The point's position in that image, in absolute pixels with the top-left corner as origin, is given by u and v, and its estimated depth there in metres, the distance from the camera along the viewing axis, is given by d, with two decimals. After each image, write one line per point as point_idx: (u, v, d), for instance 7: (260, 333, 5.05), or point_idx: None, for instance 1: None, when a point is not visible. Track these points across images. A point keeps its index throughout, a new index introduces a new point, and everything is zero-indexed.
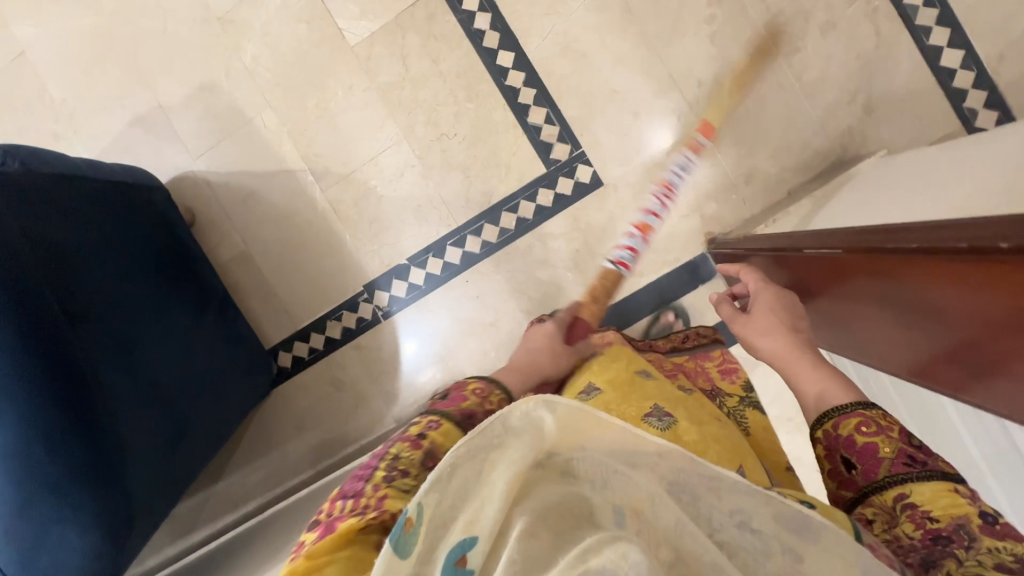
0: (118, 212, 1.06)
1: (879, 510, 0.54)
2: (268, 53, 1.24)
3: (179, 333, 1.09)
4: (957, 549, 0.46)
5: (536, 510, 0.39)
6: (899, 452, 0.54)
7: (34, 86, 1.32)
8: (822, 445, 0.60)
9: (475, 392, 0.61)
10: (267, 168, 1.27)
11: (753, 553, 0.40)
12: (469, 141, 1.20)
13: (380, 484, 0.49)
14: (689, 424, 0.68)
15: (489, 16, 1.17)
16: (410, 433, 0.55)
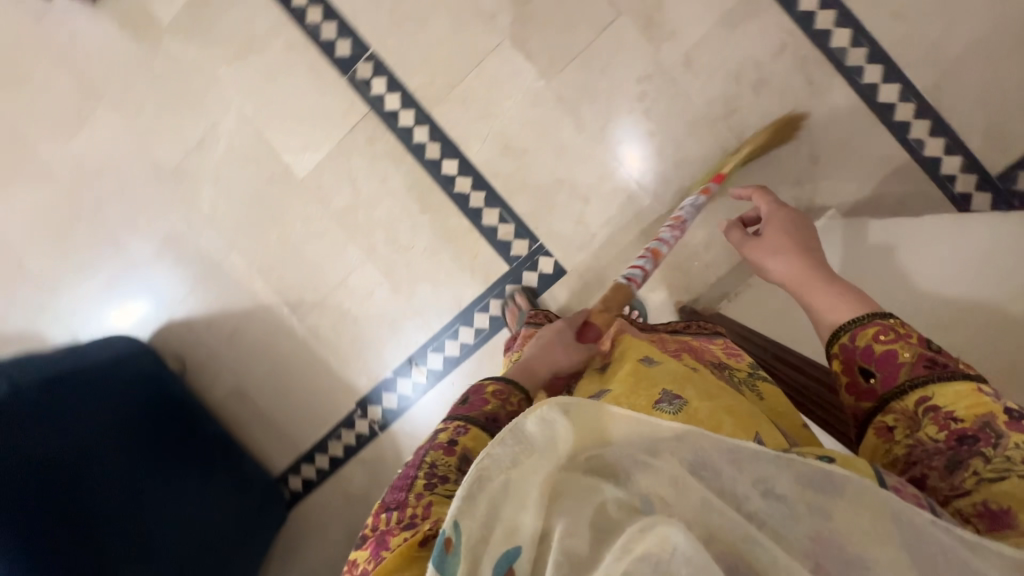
0: (109, 388, 1.12)
1: (899, 416, 0.51)
2: (224, 197, 1.27)
3: (184, 497, 1.15)
4: (984, 448, 0.45)
5: (570, 510, 0.38)
6: (921, 356, 0.51)
7: (11, 263, 1.37)
8: (839, 361, 0.56)
9: (496, 394, 0.59)
10: (244, 306, 1.31)
11: (780, 516, 0.39)
12: (431, 250, 1.22)
13: (424, 493, 0.48)
14: (703, 402, 0.54)
15: (428, 128, 1.19)
16: (440, 439, 0.54)
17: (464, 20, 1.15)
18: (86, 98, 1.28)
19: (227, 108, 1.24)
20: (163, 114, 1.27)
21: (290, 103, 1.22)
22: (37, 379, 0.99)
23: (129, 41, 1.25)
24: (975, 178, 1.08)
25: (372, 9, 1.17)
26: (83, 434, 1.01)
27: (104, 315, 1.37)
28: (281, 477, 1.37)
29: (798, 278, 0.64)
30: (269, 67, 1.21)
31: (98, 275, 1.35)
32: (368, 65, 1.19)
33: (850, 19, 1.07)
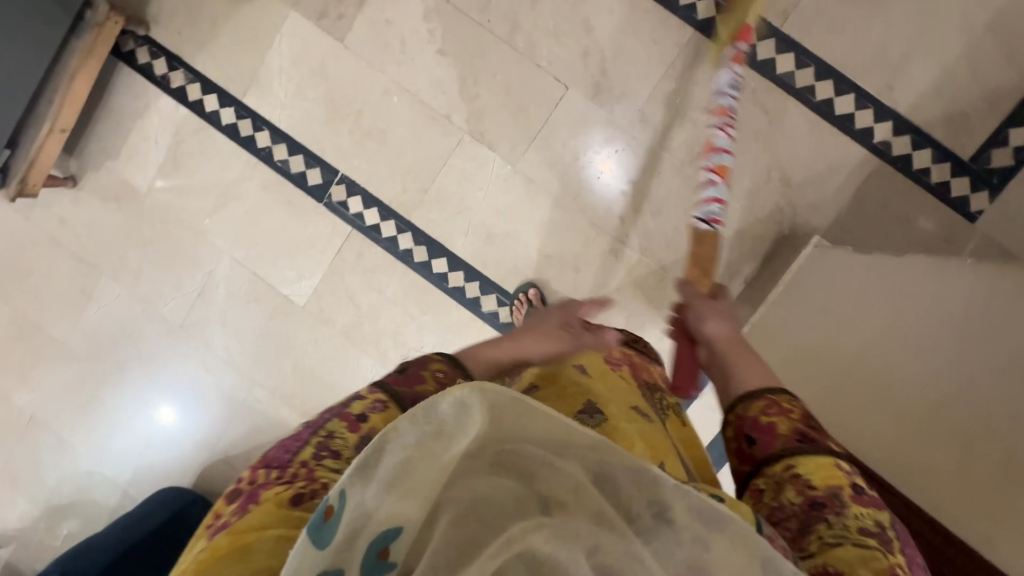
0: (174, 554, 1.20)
1: (769, 481, 0.51)
2: (235, 338, 1.32)
3: None
4: (829, 515, 0.47)
5: (462, 504, 0.37)
6: (796, 430, 0.53)
7: (52, 440, 1.43)
8: (730, 427, 0.57)
9: (438, 373, 0.51)
10: (278, 435, 1.35)
11: (668, 540, 0.39)
12: (439, 346, 1.25)
13: (309, 459, 0.41)
14: (624, 420, 0.58)
15: (410, 234, 1.23)
16: (349, 410, 0.45)
17: (423, 127, 1.19)
18: (87, 275, 1.35)
19: (220, 255, 1.29)
20: (162, 273, 1.32)
21: (277, 238, 1.27)
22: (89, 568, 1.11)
23: (115, 214, 1.31)
24: (949, 165, 1.08)
25: (333, 135, 1.22)
26: None
27: (147, 468, 1.42)
28: None
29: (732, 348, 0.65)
30: (250, 210, 1.26)
31: (132, 430, 1.41)
32: (342, 187, 1.23)
33: (790, 43, 1.09)
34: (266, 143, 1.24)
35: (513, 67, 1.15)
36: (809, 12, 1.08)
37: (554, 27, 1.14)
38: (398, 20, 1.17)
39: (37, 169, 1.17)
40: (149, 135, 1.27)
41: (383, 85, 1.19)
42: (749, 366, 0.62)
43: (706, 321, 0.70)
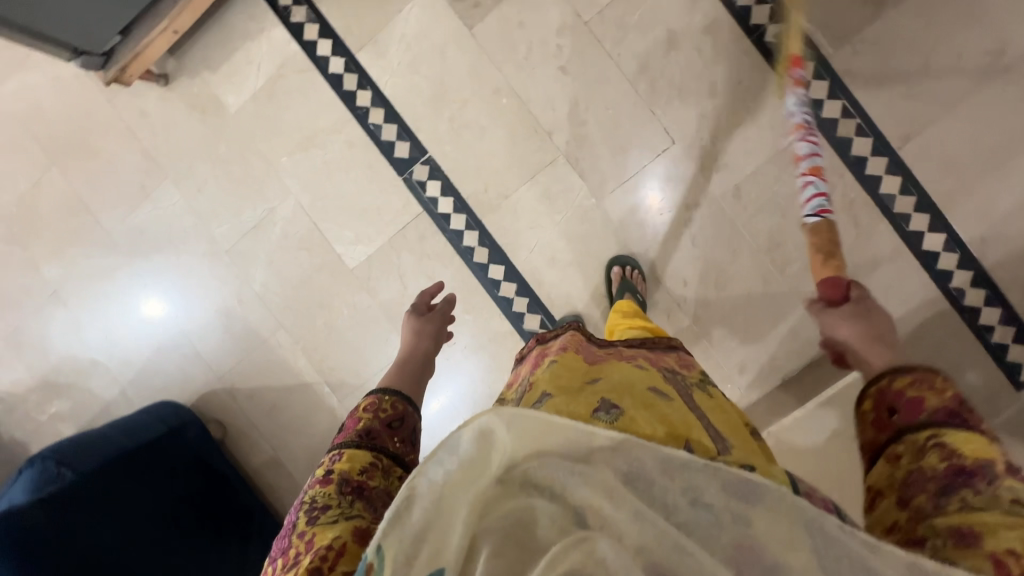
0: (164, 471, 1.19)
1: (908, 447, 0.49)
2: (274, 279, 1.32)
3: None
4: (978, 483, 0.43)
5: (498, 529, 0.39)
6: (947, 404, 0.49)
7: (67, 319, 1.43)
8: (869, 402, 0.55)
9: (367, 410, 0.72)
10: (287, 382, 1.35)
11: (712, 526, 0.41)
12: (471, 347, 1.26)
13: (306, 528, 0.56)
14: (638, 412, 0.57)
15: (477, 233, 1.23)
16: (318, 476, 0.63)
17: (523, 136, 1.19)
18: (152, 173, 1.34)
19: (286, 196, 1.29)
20: (224, 194, 1.31)
21: (346, 197, 1.26)
22: (99, 458, 1.09)
23: (196, 125, 1.30)
24: (1013, 330, 1.09)
25: (433, 116, 1.21)
26: (130, 513, 1.08)
27: (150, 375, 1.42)
28: None
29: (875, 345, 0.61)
30: (329, 161, 1.26)
31: (147, 333, 1.40)
32: (425, 168, 1.23)
33: (901, 167, 1.10)
34: (365, 102, 1.23)
35: (627, 106, 1.15)
36: (929, 144, 1.09)
37: (680, 80, 1.14)
38: (532, 26, 1.16)
39: (139, 62, 1.17)
40: (253, 60, 1.26)
41: (497, 84, 1.18)
42: (876, 365, 0.59)
43: (835, 330, 0.66)
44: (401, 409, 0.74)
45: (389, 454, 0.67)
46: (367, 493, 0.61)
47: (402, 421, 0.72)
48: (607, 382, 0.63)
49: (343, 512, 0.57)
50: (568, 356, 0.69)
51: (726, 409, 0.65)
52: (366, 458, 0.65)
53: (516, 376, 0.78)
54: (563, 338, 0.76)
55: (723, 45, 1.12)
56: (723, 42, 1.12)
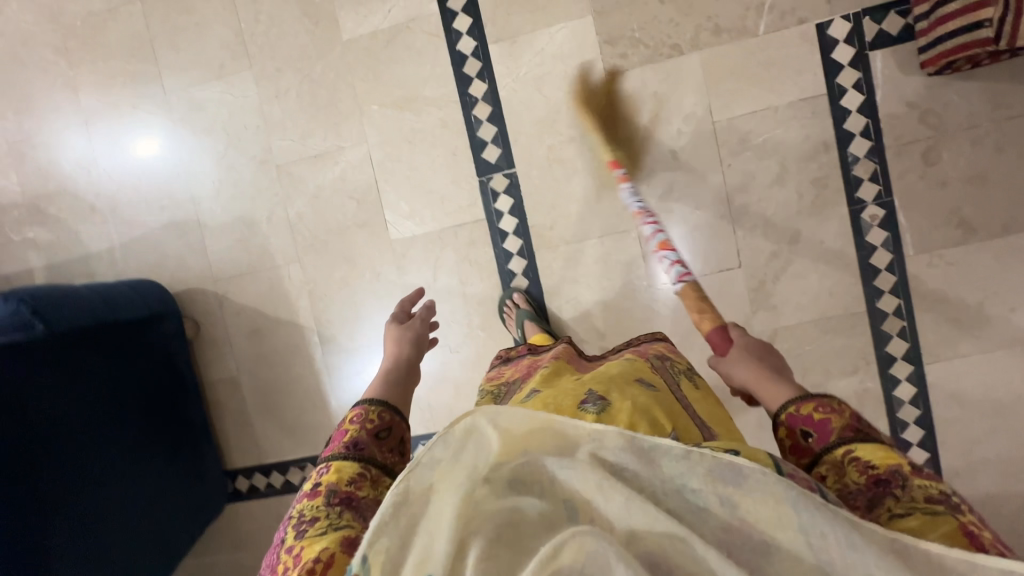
0: (128, 354, 1.15)
1: (830, 467, 0.56)
2: (312, 214, 1.28)
3: (152, 471, 1.16)
4: (894, 489, 0.50)
5: (487, 534, 0.42)
6: (849, 423, 0.57)
7: (86, 155, 1.35)
8: (784, 426, 0.62)
9: (353, 420, 0.72)
10: (279, 315, 1.31)
11: (698, 511, 0.44)
12: (469, 363, 1.26)
13: (294, 542, 0.57)
14: (623, 401, 0.67)
15: (525, 262, 1.22)
16: (306, 489, 0.64)
17: (607, 195, 1.19)
18: (236, 57, 1.26)
19: (360, 143, 1.25)
20: (300, 111, 1.25)
21: (417, 172, 1.23)
22: (72, 319, 1.04)
23: (303, 33, 1.23)
24: None
25: (535, 138, 1.20)
26: (82, 383, 1.05)
27: (144, 247, 1.34)
28: (232, 472, 1.38)
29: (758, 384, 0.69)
30: (416, 130, 1.22)
31: (160, 201, 1.33)
32: (505, 181, 1.21)
33: (920, 381, 1.15)
34: (476, 93, 1.20)
35: (714, 215, 1.17)
36: (952, 372, 1.14)
37: (770, 215, 1.16)
38: (665, 100, 1.15)
39: None
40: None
41: (607, 138, 1.18)
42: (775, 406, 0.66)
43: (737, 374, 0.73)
44: (389, 418, 0.74)
45: (376, 463, 0.68)
46: (355, 505, 0.62)
47: (389, 432, 0.73)
48: (591, 381, 0.74)
49: (332, 524, 0.58)
50: (555, 366, 0.82)
51: (707, 399, 0.79)
52: (353, 469, 0.66)
53: (504, 372, 0.92)
54: (555, 352, 0.91)
55: (824, 202, 1.14)
56: (824, 199, 1.14)
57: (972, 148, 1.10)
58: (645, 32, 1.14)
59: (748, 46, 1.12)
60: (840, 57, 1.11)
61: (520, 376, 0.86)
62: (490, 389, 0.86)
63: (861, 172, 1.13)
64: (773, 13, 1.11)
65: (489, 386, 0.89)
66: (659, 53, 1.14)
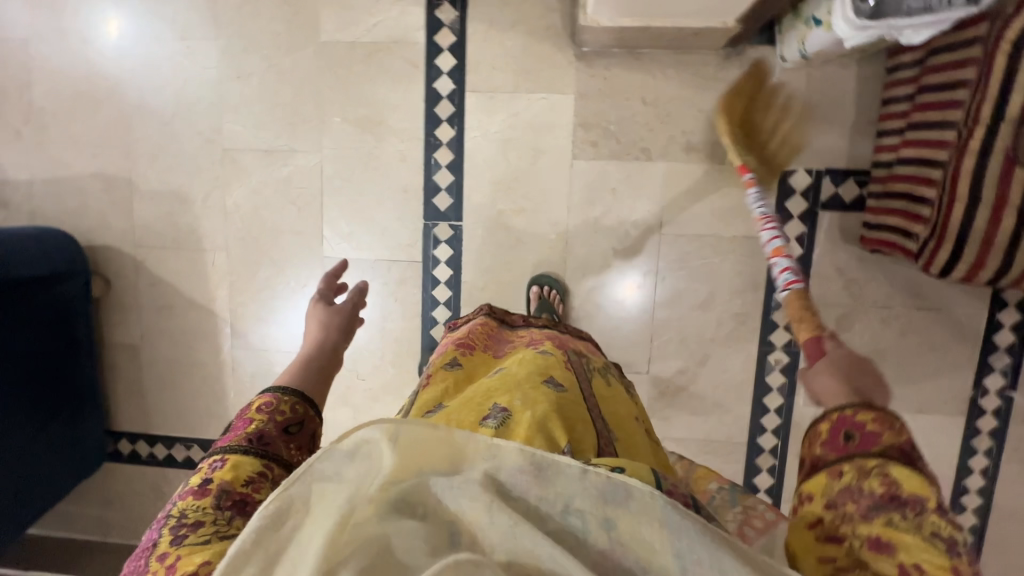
0: (29, 309, 1.13)
1: (853, 470, 0.45)
2: (249, 207, 1.24)
3: (37, 423, 1.17)
4: (907, 512, 0.42)
5: (360, 557, 0.41)
6: (901, 443, 0.46)
7: (19, 77, 1.25)
8: (826, 422, 0.49)
9: (262, 410, 0.61)
10: (196, 298, 1.29)
11: (579, 536, 0.46)
12: (372, 394, 1.27)
13: (168, 551, 0.48)
14: (523, 413, 0.70)
15: (448, 313, 1.23)
16: (192, 484, 0.53)
17: (544, 272, 1.20)
18: (203, 23, 1.18)
19: (314, 151, 1.20)
20: (260, 100, 1.20)
21: (363, 197, 1.21)
22: None
23: (279, 22, 1.16)
24: None
25: (488, 197, 1.18)
26: None
27: (66, 191, 1.28)
28: (116, 434, 1.38)
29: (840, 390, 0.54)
30: (373, 155, 1.19)
31: (94, 149, 1.26)
32: (448, 231, 1.20)
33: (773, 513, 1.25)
34: (441, 136, 1.17)
35: (637, 319, 1.20)
36: None
37: (687, 333, 1.20)
38: (620, 199, 1.16)
39: None
40: (374, 13, 1.14)
41: (557, 219, 1.18)
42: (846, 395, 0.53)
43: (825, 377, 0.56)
44: (307, 414, 0.63)
45: (280, 461, 0.58)
46: (249, 511, 0.53)
47: (304, 426, 0.62)
48: (496, 386, 0.76)
49: (218, 532, 0.49)
50: (465, 365, 0.85)
51: (614, 399, 0.83)
52: (253, 467, 0.55)
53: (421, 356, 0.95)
54: (473, 327, 0.95)
55: (738, 335, 1.19)
56: (740, 332, 1.19)
57: (881, 325, 1.16)
58: (620, 128, 1.14)
59: (711, 172, 1.14)
60: (792, 207, 1.13)
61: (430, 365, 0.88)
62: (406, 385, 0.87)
63: (779, 318, 1.18)
64: (743, 147, 1.13)
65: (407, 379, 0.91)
66: (627, 152, 1.15)
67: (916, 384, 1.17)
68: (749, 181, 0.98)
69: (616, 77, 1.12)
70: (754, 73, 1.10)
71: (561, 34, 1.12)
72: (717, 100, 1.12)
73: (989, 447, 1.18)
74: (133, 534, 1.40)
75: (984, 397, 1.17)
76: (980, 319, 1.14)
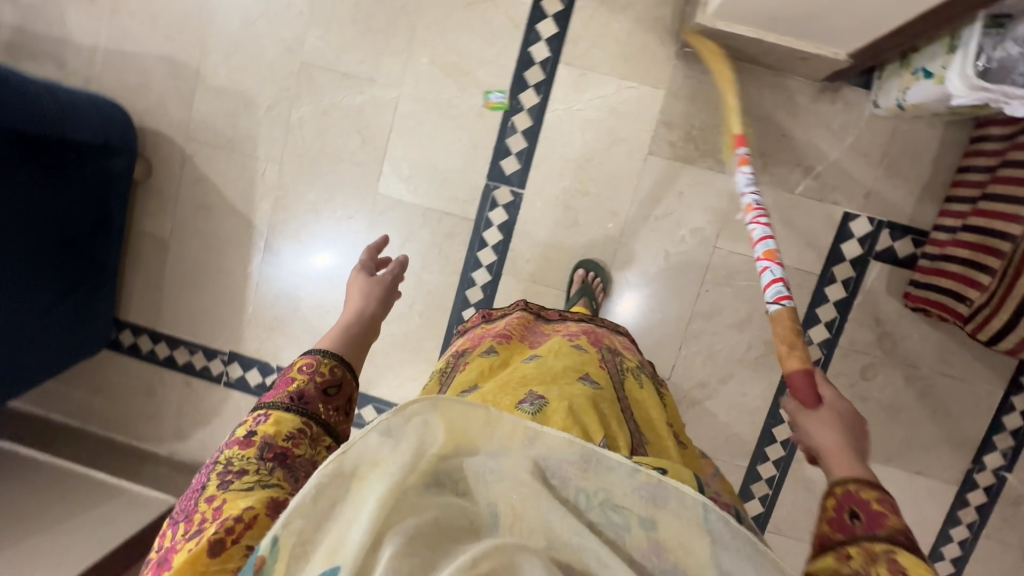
0: (78, 175, 1.10)
1: (860, 552, 0.47)
2: (314, 126, 1.21)
3: (56, 291, 1.14)
4: None
5: (410, 529, 0.41)
6: (906, 530, 0.48)
7: None
8: (833, 498, 0.53)
9: (303, 370, 0.62)
10: (237, 205, 1.26)
11: (615, 529, 0.47)
12: (392, 340, 1.26)
13: (215, 494, 0.50)
14: (560, 402, 0.69)
15: (488, 278, 1.22)
16: (238, 435, 0.56)
17: (592, 259, 1.19)
18: None
19: (394, 85, 1.18)
20: (352, 22, 1.17)
21: (432, 143, 1.19)
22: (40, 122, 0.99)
23: None
24: None
25: (555, 172, 1.18)
26: (34, 188, 1.02)
27: (130, 67, 1.23)
28: (121, 323, 1.34)
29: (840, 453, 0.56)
30: (451, 104, 1.18)
31: (168, 30, 1.22)
32: (508, 196, 1.19)
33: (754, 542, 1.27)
34: (525, 101, 1.16)
35: (671, 324, 1.21)
36: (783, 545, 1.27)
37: (716, 349, 1.21)
38: (684, 204, 1.17)
39: None
40: None
41: (618, 209, 1.18)
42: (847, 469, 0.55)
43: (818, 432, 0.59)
44: (347, 377, 0.64)
45: (320, 420, 0.60)
46: (290, 464, 0.54)
47: (343, 388, 0.63)
48: (531, 374, 0.75)
49: (260, 480, 0.51)
50: (503, 352, 0.83)
51: (648, 400, 0.82)
52: (294, 423, 0.57)
53: (455, 345, 0.93)
54: (509, 321, 0.93)
55: (764, 362, 1.21)
56: (766, 360, 1.21)
57: (901, 382, 1.19)
58: (701, 135, 1.14)
59: (778, 199, 1.15)
60: (847, 250, 1.15)
61: (467, 351, 0.87)
62: (442, 366, 0.86)
63: (806, 354, 1.19)
64: (814, 181, 1.14)
65: (442, 362, 0.90)
66: (703, 160, 1.15)
67: (919, 445, 1.20)
68: (742, 159, 0.87)
69: (711, 83, 1.13)
70: (843, 112, 1.12)
71: (668, 28, 1.12)
72: (800, 130, 1.13)
73: (972, 521, 1.21)
74: (114, 428, 1.36)
75: (979, 472, 1.20)
76: (994, 397, 1.18)
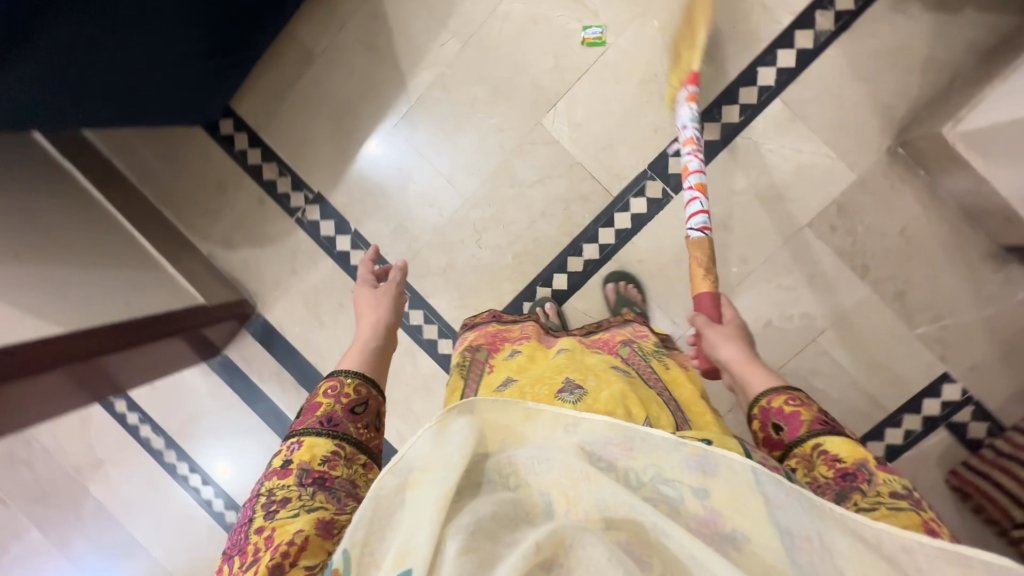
0: None
1: (801, 459, 0.57)
2: (518, 28, 1.16)
3: (206, 49, 1.05)
4: (861, 483, 0.51)
5: (467, 525, 0.39)
6: (817, 417, 0.59)
7: None
8: (756, 419, 0.64)
9: (328, 392, 0.60)
10: (402, 60, 1.20)
11: (670, 502, 0.43)
12: (476, 263, 1.22)
13: (262, 525, 0.50)
14: (601, 390, 0.63)
15: (596, 256, 1.19)
16: (274, 464, 0.55)
17: None
18: None
19: (614, 32, 1.14)
20: None
21: (616, 105, 1.15)
22: None
23: None
24: None
25: (713, 193, 1.15)
26: None
27: None
28: (228, 112, 1.28)
29: (747, 365, 0.68)
30: (655, 80, 1.14)
31: None
32: (658, 192, 1.16)
33: None
34: (724, 114, 1.14)
35: None
36: None
37: None
38: (812, 286, 1.15)
39: None
40: None
41: (750, 259, 1.15)
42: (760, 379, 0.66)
43: (720, 348, 0.71)
44: (374, 396, 0.62)
45: (353, 438, 0.58)
46: (331, 486, 0.53)
47: (370, 405, 0.61)
48: (561, 366, 0.70)
49: (305, 506, 0.51)
50: (528, 351, 0.78)
51: (679, 379, 0.76)
52: (327, 446, 0.56)
53: (466, 339, 0.86)
54: (525, 328, 0.87)
55: None
56: None
57: None
58: (864, 234, 1.12)
59: (896, 328, 1.14)
60: (927, 404, 1.15)
61: (487, 349, 0.80)
62: (460, 359, 0.79)
63: None
64: (935, 330, 1.13)
65: (456, 356, 0.82)
66: (851, 257, 1.13)
67: None
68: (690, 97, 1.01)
69: (899, 192, 1.11)
70: (999, 282, 1.11)
71: (891, 122, 1.10)
72: (952, 278, 1.12)
73: None
74: (168, 204, 1.30)
75: None
76: None
